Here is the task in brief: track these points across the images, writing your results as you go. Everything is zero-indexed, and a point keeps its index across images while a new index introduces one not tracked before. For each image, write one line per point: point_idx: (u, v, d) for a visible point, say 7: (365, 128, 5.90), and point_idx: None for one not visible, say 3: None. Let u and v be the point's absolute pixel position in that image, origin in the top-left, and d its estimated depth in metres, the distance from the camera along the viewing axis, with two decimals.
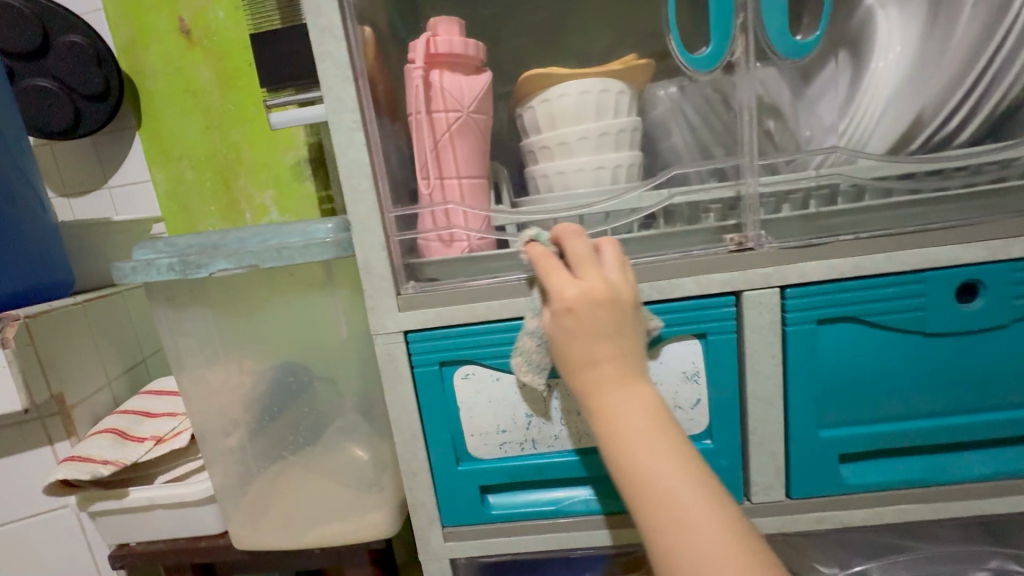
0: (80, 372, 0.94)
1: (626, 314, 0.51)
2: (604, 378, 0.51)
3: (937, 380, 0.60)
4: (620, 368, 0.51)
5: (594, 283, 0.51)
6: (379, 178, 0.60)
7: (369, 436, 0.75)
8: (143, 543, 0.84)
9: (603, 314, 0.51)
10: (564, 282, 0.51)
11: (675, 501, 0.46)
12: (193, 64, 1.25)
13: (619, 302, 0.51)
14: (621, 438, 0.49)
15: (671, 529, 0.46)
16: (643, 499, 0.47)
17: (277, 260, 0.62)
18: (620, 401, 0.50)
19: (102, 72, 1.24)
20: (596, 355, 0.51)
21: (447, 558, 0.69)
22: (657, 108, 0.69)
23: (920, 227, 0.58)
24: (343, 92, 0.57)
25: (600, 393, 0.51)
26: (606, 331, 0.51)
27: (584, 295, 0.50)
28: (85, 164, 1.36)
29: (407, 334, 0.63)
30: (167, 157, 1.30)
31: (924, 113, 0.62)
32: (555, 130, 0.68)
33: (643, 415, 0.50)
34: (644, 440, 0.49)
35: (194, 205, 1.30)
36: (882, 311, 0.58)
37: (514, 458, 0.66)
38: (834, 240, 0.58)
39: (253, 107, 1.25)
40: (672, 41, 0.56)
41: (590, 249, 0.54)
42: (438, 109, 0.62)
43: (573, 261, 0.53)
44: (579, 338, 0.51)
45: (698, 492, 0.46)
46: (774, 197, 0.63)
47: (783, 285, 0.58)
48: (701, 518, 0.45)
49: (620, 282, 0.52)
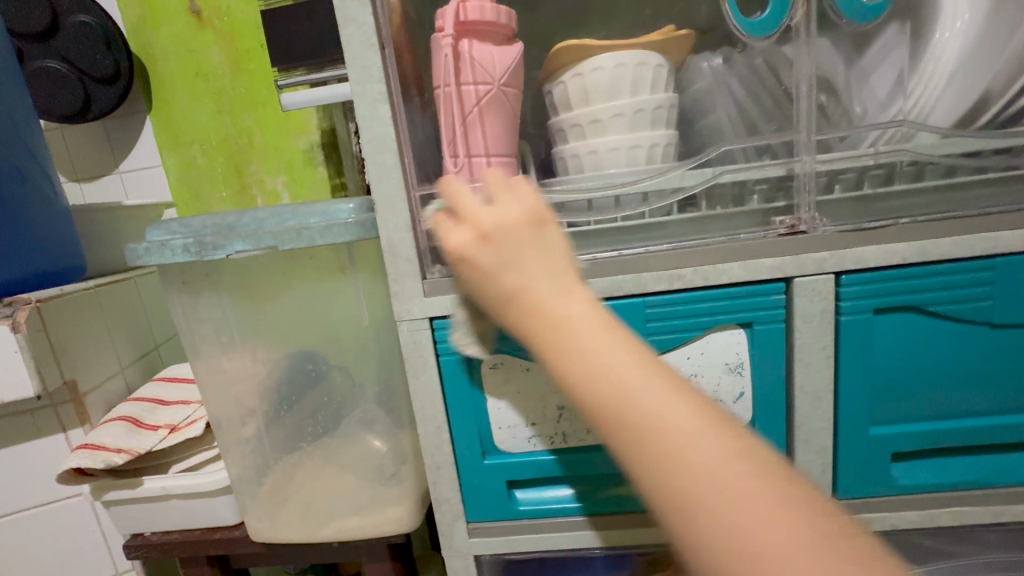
0: (93, 358, 0.92)
1: (530, 237, 0.46)
2: (518, 300, 0.44)
3: (1002, 375, 0.56)
4: (551, 282, 0.44)
5: (476, 219, 0.47)
6: (404, 156, 0.56)
7: (389, 427, 0.72)
8: (157, 533, 0.82)
9: (515, 238, 0.45)
10: (449, 229, 0.49)
11: (671, 424, 0.36)
12: (204, 44, 1.22)
13: (507, 225, 0.46)
14: (565, 350, 0.40)
15: (654, 454, 0.36)
16: (621, 423, 0.38)
17: (296, 241, 0.58)
18: (564, 312, 0.42)
19: (112, 54, 1.20)
20: (507, 280, 0.44)
21: (471, 554, 0.66)
22: (698, 83, 0.65)
23: (992, 209, 0.53)
24: (367, 61, 0.53)
25: (530, 309, 0.43)
26: (516, 253, 0.45)
27: (497, 224, 0.46)
28: (96, 148, 1.33)
29: (432, 321, 0.59)
30: (178, 142, 1.27)
31: (992, 86, 0.57)
32: (588, 107, 0.63)
33: (596, 325, 0.41)
34: (630, 351, 0.40)
35: (206, 190, 1.28)
36: (945, 301, 0.54)
37: (543, 452, 0.63)
38: (896, 223, 0.53)
39: (265, 90, 1.22)
40: (727, 5, 0.52)
41: (505, 179, 0.50)
42: (468, 82, 0.58)
43: (456, 203, 0.49)
44: (483, 277, 0.46)
45: (688, 412, 0.37)
46: (826, 178, 0.59)
47: (838, 271, 0.54)
48: (701, 441, 0.35)
49: (521, 207, 0.47)
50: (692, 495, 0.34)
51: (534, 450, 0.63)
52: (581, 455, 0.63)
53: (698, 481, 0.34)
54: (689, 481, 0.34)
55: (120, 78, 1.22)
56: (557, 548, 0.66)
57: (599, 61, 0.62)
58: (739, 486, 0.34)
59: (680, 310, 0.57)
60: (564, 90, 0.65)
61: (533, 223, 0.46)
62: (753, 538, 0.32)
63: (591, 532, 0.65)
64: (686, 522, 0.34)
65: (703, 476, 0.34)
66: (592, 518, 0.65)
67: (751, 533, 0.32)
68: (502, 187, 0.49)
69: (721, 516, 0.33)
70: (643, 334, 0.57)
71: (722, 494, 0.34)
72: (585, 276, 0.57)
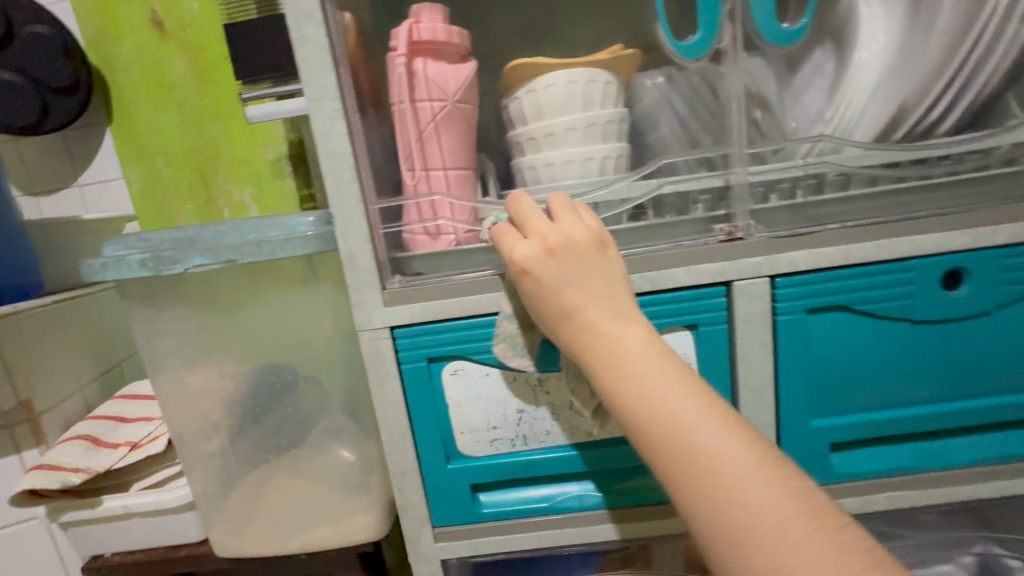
0: (52, 377, 0.91)
1: (588, 261, 0.50)
2: (585, 327, 0.49)
3: (926, 368, 0.61)
4: (610, 311, 0.49)
5: (544, 234, 0.50)
6: (362, 170, 0.58)
7: (356, 436, 0.73)
8: (118, 554, 0.81)
9: (556, 264, 0.50)
10: (515, 242, 0.51)
11: (713, 445, 0.42)
12: (167, 56, 1.21)
13: (572, 246, 0.50)
14: (619, 378, 0.46)
15: (688, 468, 0.42)
16: (656, 441, 0.44)
17: (256, 254, 0.59)
18: (624, 341, 0.48)
19: (70, 65, 1.18)
20: (573, 302, 0.49)
21: (438, 559, 0.67)
22: (645, 99, 0.68)
23: (908, 215, 0.58)
24: (323, 79, 0.55)
25: (598, 336, 0.48)
26: (563, 279, 0.49)
27: (562, 244, 0.50)
28: (54, 162, 1.30)
29: (393, 330, 0.61)
30: (141, 154, 1.25)
31: (907, 102, 0.62)
32: (542, 121, 0.66)
33: (657, 353, 0.47)
34: (655, 377, 0.46)
35: (169, 203, 1.26)
36: (870, 299, 0.58)
37: (505, 454, 0.65)
38: (823, 228, 0.58)
39: (230, 102, 1.22)
40: (661, 29, 0.55)
41: (568, 205, 0.54)
42: (422, 99, 0.61)
43: (519, 219, 0.53)
44: (546, 293, 0.50)
45: (717, 434, 0.43)
46: (763, 187, 0.63)
47: (773, 274, 0.58)
48: (730, 461, 0.42)
49: (591, 232, 0.52)
50: (723, 507, 0.40)
51: (497, 453, 0.65)
52: (542, 456, 0.65)
53: (738, 496, 0.40)
54: (720, 494, 0.41)
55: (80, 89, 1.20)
56: (522, 548, 0.67)
57: (550, 79, 0.64)
58: (760, 501, 0.40)
59: None
60: (519, 106, 0.68)
61: (598, 247, 0.51)
62: (783, 547, 0.38)
63: (555, 531, 0.67)
64: (711, 522, 0.41)
65: (733, 490, 0.41)
66: (555, 518, 0.67)
67: (768, 541, 0.38)
68: (566, 211, 0.53)
69: (746, 525, 0.39)
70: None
71: (758, 510, 0.39)
72: None
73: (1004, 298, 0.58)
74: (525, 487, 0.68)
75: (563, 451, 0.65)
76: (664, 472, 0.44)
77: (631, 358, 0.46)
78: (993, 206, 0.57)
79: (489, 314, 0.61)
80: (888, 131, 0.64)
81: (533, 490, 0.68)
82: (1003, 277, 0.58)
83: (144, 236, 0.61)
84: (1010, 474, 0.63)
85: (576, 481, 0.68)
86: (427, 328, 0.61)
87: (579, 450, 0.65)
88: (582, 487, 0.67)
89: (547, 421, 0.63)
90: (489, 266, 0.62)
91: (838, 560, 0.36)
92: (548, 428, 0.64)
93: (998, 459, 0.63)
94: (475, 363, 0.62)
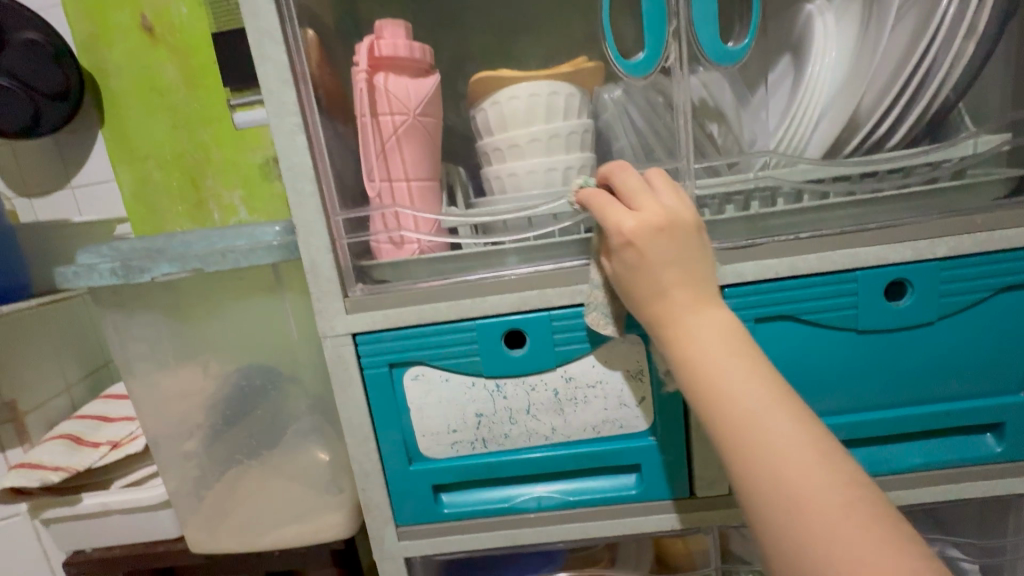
0: (38, 376, 0.94)
1: (689, 241, 0.52)
2: (674, 307, 0.51)
3: (871, 376, 0.62)
4: (696, 294, 0.51)
5: (647, 211, 0.52)
6: (325, 183, 0.60)
7: (326, 437, 0.75)
8: (99, 549, 0.83)
9: (664, 242, 0.51)
10: (622, 215, 0.52)
11: (783, 425, 0.43)
12: (158, 61, 1.23)
13: (679, 226, 0.52)
14: (694, 358, 0.48)
15: (743, 443, 0.44)
16: (717, 417, 0.46)
17: (221, 263, 0.61)
18: (697, 326, 0.50)
19: (62, 69, 1.21)
20: (665, 280, 0.51)
21: (402, 557, 0.70)
22: (606, 111, 0.69)
23: (854, 228, 0.59)
24: (284, 96, 0.57)
25: (676, 320, 0.50)
26: (667, 257, 0.51)
27: (666, 222, 0.51)
28: (45, 164, 1.33)
29: (355, 336, 0.63)
30: (133, 156, 1.27)
31: (859, 116, 0.64)
32: (506, 132, 0.68)
33: (726, 335, 0.49)
34: (733, 353, 0.48)
35: (158, 206, 1.28)
36: (815, 309, 0.60)
37: (465, 457, 0.67)
38: (771, 240, 0.59)
39: (220, 107, 1.24)
40: (607, 48, 0.57)
41: (642, 180, 0.55)
42: (384, 112, 0.62)
43: (626, 193, 0.54)
44: (643, 270, 0.51)
45: (777, 412, 0.44)
46: (717, 198, 0.65)
47: (721, 284, 0.60)
48: (792, 441, 0.43)
49: (685, 208, 0.52)
50: (772, 482, 0.42)
51: (458, 455, 0.67)
52: (501, 459, 0.67)
53: (788, 473, 0.42)
54: (769, 469, 0.42)
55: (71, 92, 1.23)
56: (484, 547, 0.70)
57: (512, 93, 0.66)
58: (808, 478, 0.41)
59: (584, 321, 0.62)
60: (485, 119, 0.70)
61: (694, 223, 0.52)
62: (828, 525, 0.39)
63: (514, 531, 0.69)
64: (761, 500, 0.42)
65: (784, 468, 0.42)
66: (514, 518, 0.69)
67: (823, 519, 0.39)
68: (637, 189, 0.54)
69: (802, 502, 0.40)
70: (551, 344, 0.62)
71: (805, 485, 0.41)
72: (496, 290, 0.62)
73: (945, 309, 0.60)
74: (486, 488, 0.70)
75: (521, 454, 0.67)
76: (729, 452, 0.45)
77: (709, 341, 0.48)
78: (935, 220, 0.59)
79: (448, 321, 0.63)
80: (841, 144, 0.65)
81: (494, 491, 0.70)
82: (943, 289, 0.59)
83: (117, 245, 0.64)
84: (953, 478, 0.65)
85: (536, 483, 0.70)
86: (389, 334, 0.63)
87: (537, 452, 0.67)
88: (541, 488, 0.69)
89: (505, 425, 0.65)
90: (452, 275, 0.64)
91: (871, 538, 0.37)
92: (507, 431, 0.66)
93: (941, 464, 0.65)
94: (435, 369, 0.64)
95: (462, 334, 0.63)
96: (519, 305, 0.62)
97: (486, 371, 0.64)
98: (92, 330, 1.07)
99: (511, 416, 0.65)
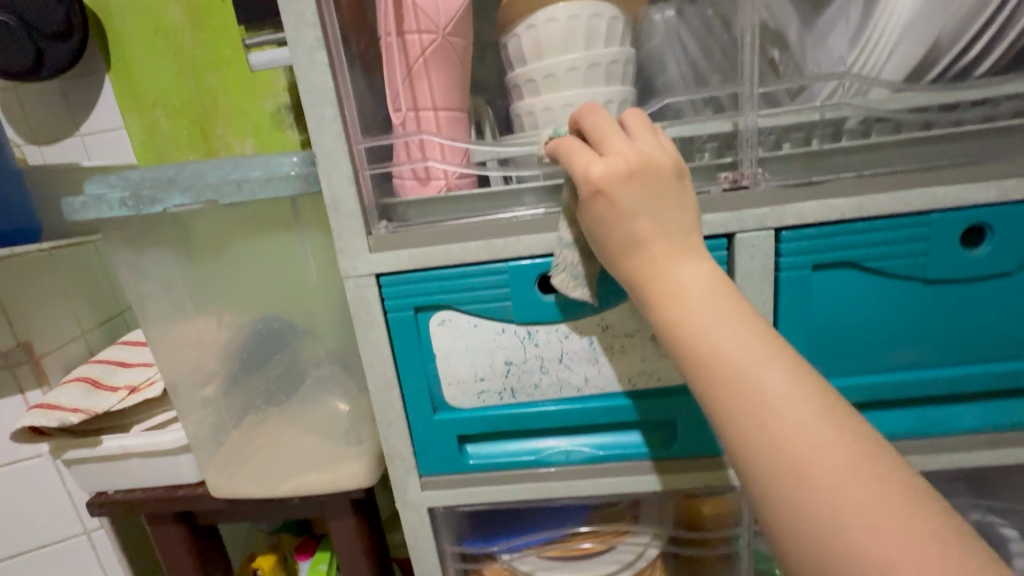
0: (52, 321, 0.92)
1: (665, 189, 0.47)
2: (650, 260, 0.46)
3: (932, 330, 0.58)
4: (677, 245, 0.46)
5: (622, 153, 0.47)
6: (343, 108, 0.55)
7: (346, 386, 0.73)
8: (121, 492, 0.83)
9: (634, 189, 0.47)
10: (588, 159, 0.48)
11: (798, 390, 0.39)
12: (162, 0, 1.16)
13: (653, 169, 0.47)
14: (689, 320, 0.44)
15: (765, 418, 0.39)
16: (703, 382, 0.42)
17: (237, 194, 0.58)
18: (675, 276, 0.45)
19: (63, 8, 1.13)
20: (637, 227, 0.46)
21: (425, 507, 0.68)
22: (654, 37, 0.62)
23: (930, 164, 0.54)
24: (302, 5, 0.51)
25: (655, 271, 0.46)
26: (633, 202, 0.47)
27: (629, 167, 0.47)
28: (52, 108, 1.28)
29: (379, 277, 0.59)
30: (141, 103, 1.22)
31: (942, 41, 0.56)
32: (541, 61, 0.61)
33: (715, 290, 0.44)
34: (723, 324, 0.43)
35: (169, 153, 1.24)
36: (880, 256, 0.55)
37: (493, 407, 0.64)
38: (836, 177, 0.54)
39: (229, 50, 1.17)
40: None
41: (605, 120, 0.50)
42: (411, 30, 0.56)
43: (596, 137, 0.49)
44: (617, 219, 0.47)
45: (774, 374, 0.40)
46: (774, 134, 0.59)
47: (778, 227, 0.55)
48: (801, 410, 0.39)
49: (668, 154, 0.48)
50: (782, 466, 0.38)
51: (483, 406, 0.64)
52: (530, 410, 0.64)
53: (800, 441, 0.38)
54: (791, 445, 0.38)
55: (75, 33, 1.16)
56: (509, 499, 0.68)
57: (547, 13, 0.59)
58: (827, 453, 0.37)
59: None
60: (514, 45, 0.63)
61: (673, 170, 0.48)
62: (839, 489, 0.35)
63: (541, 484, 0.67)
64: (781, 480, 0.38)
65: (784, 436, 0.38)
66: (542, 471, 0.67)
67: (840, 488, 0.35)
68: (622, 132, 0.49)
69: (813, 472, 0.37)
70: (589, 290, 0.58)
71: (820, 461, 0.37)
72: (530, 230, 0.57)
73: None
74: (512, 440, 0.68)
75: (551, 406, 0.64)
76: (721, 411, 0.41)
77: (695, 294, 0.44)
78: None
79: (478, 263, 0.59)
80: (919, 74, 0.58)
81: (521, 444, 0.67)
82: None
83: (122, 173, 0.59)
84: (1013, 442, 0.61)
85: (565, 436, 0.67)
86: (414, 276, 0.59)
87: (568, 404, 0.63)
88: (570, 442, 0.66)
89: (536, 374, 0.62)
90: (481, 214, 0.59)
91: (898, 513, 0.34)
92: (537, 381, 0.62)
93: (1000, 427, 0.61)
94: (463, 314, 0.61)
95: (493, 277, 0.59)
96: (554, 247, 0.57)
97: (516, 317, 0.60)
98: (106, 276, 1.04)
99: (541, 364, 0.62)
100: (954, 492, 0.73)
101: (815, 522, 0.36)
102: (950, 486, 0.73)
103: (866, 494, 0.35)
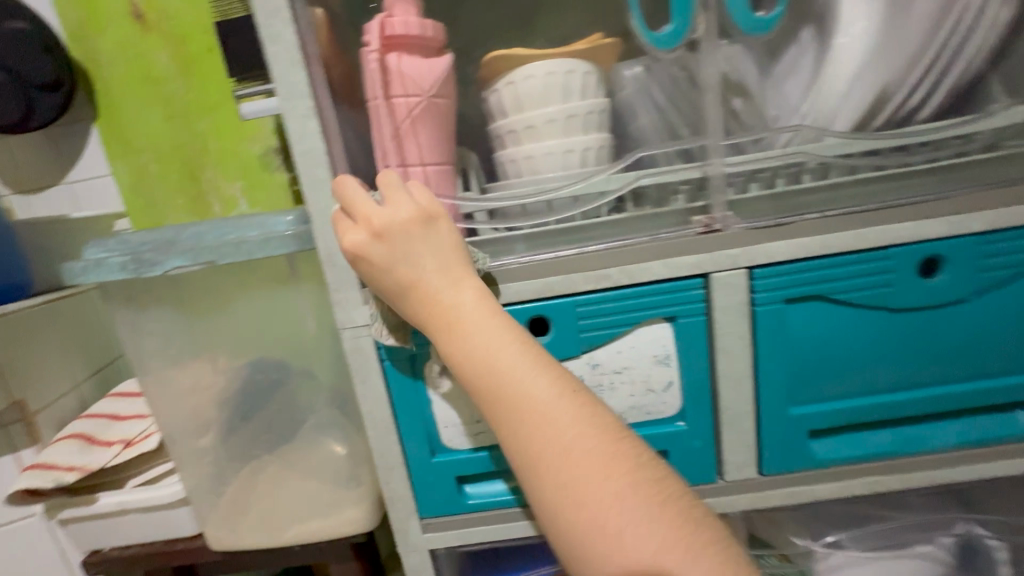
0: (45, 376, 0.92)
1: (412, 238, 0.50)
2: (426, 295, 0.50)
3: (900, 355, 0.61)
4: (444, 276, 0.51)
5: (367, 219, 0.51)
6: (337, 169, 0.58)
7: (344, 430, 0.74)
8: (117, 548, 0.83)
9: (405, 237, 0.50)
10: (347, 229, 0.52)
11: (528, 370, 0.47)
12: (150, 49, 1.19)
13: (416, 225, 0.50)
14: (471, 330, 0.48)
15: (525, 420, 0.46)
16: (474, 383, 0.48)
17: (234, 255, 0.59)
18: (455, 300, 0.50)
19: (51, 60, 1.16)
20: (399, 280, 0.51)
21: (427, 548, 0.69)
22: (624, 90, 0.67)
23: (883, 203, 0.58)
24: (294, 78, 0.54)
25: (442, 302, 0.50)
26: (390, 261, 0.51)
27: (386, 225, 0.50)
28: (42, 159, 1.29)
29: (374, 327, 0.61)
30: (129, 149, 1.24)
31: (888, 88, 0.62)
32: (521, 114, 0.65)
33: (491, 297, 0.50)
34: (495, 336, 0.48)
35: (159, 198, 1.26)
36: (847, 288, 0.59)
37: (490, 447, 0.66)
38: (800, 219, 0.58)
39: (217, 95, 1.20)
40: (634, 21, 0.56)
41: (388, 185, 0.52)
42: (398, 95, 0.60)
43: (346, 205, 0.52)
44: (380, 273, 0.51)
45: (535, 378, 0.47)
46: (742, 176, 0.62)
47: (751, 266, 0.58)
48: (548, 408, 0.45)
49: (414, 210, 0.51)
50: (551, 471, 0.44)
51: (481, 446, 0.66)
52: None
53: (537, 417, 0.45)
54: (540, 434, 0.45)
55: (63, 84, 1.17)
56: (510, 537, 0.69)
57: (525, 74, 0.63)
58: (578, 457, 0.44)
59: (611, 306, 0.60)
60: (495, 99, 0.67)
61: (431, 223, 0.51)
62: (580, 476, 0.43)
63: (541, 520, 0.68)
64: (545, 482, 0.45)
65: (535, 432, 0.45)
66: None
67: (576, 465, 0.44)
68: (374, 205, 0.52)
69: (563, 458, 0.44)
70: (578, 331, 0.60)
71: (579, 465, 0.43)
72: (518, 276, 0.59)
73: (980, 286, 0.59)
74: (510, 478, 0.69)
75: None
76: (500, 418, 0.47)
77: (470, 319, 0.49)
78: (969, 195, 0.57)
79: None
80: (869, 118, 0.63)
81: (518, 481, 0.69)
82: (980, 266, 0.58)
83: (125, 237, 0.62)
84: (987, 457, 0.64)
85: None
86: (408, 325, 0.61)
87: None
88: None
89: None
90: None
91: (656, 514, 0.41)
92: None
93: (972, 443, 0.64)
94: (456, 359, 0.63)
95: None
96: (542, 293, 0.59)
97: None
98: (97, 328, 1.05)
99: None
100: (938, 507, 0.77)
101: (571, 512, 0.43)
102: (932, 501, 0.77)
103: (602, 479, 0.43)
